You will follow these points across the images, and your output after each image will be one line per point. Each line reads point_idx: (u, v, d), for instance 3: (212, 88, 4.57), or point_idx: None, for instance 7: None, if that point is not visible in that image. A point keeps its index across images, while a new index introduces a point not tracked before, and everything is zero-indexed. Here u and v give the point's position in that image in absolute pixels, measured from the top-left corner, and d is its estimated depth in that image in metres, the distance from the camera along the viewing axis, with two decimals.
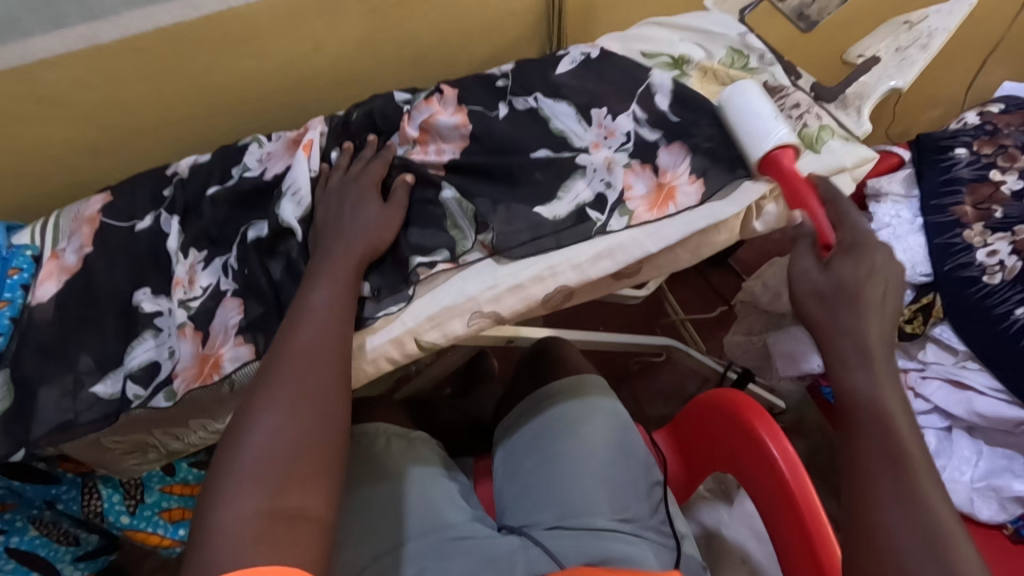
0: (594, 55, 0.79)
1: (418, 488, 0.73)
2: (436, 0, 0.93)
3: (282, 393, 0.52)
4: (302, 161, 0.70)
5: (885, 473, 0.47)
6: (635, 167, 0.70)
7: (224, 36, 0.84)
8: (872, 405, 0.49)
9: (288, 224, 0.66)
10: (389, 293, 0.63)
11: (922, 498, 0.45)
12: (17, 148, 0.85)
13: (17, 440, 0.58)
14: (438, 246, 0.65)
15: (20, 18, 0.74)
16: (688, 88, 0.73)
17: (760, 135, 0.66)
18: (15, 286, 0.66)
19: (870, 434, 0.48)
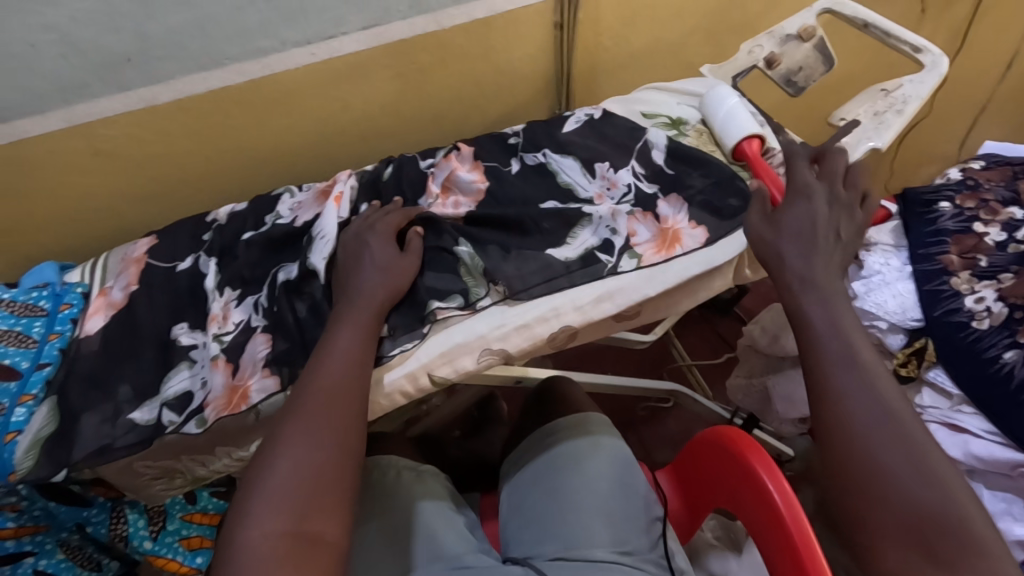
0: (596, 115, 0.88)
1: (424, 519, 0.76)
2: (457, 67, 1.02)
3: (310, 420, 0.57)
4: (332, 211, 0.77)
5: (842, 373, 0.54)
6: (638, 214, 0.76)
7: (265, 97, 0.94)
8: (833, 324, 0.57)
9: (314, 267, 0.72)
10: (405, 331, 0.68)
11: (881, 394, 0.52)
12: (74, 195, 0.94)
13: (59, 461, 0.63)
14: (452, 288, 0.70)
15: (90, 83, 0.84)
16: (683, 146, 0.81)
17: (735, 128, 0.79)
18: (65, 320, 0.73)
19: (825, 337, 0.56)
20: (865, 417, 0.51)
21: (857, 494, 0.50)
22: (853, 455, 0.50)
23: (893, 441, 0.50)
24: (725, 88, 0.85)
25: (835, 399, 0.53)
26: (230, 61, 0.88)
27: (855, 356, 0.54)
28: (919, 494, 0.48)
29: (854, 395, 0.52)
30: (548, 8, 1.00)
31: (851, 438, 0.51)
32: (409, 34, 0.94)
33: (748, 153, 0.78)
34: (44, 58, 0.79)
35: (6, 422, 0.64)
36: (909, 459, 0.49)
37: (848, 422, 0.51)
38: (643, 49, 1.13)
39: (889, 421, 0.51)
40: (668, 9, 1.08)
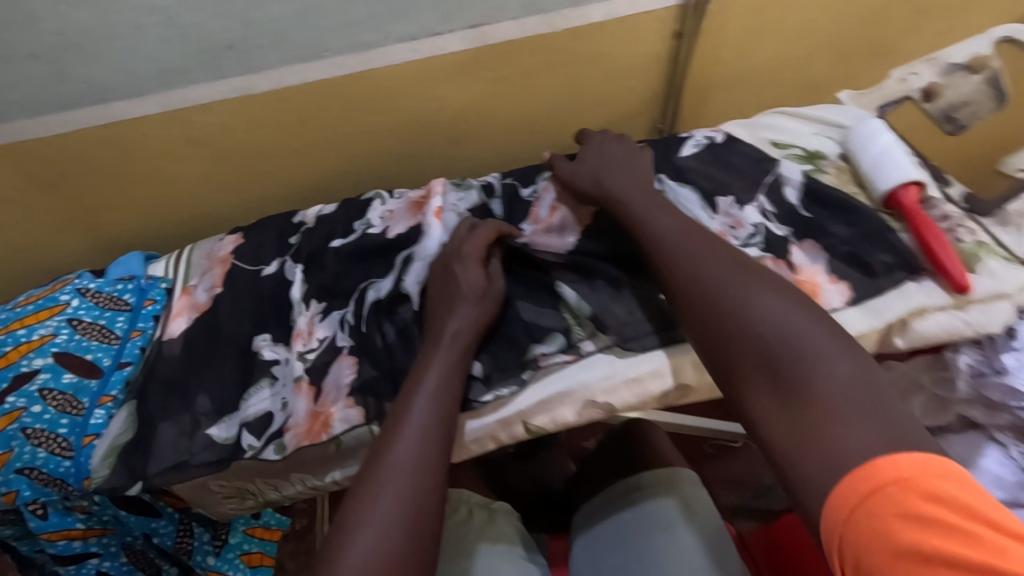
0: (718, 139, 0.79)
1: (490, 565, 0.70)
2: (562, 71, 0.94)
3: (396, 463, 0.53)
4: (438, 231, 0.71)
5: (672, 236, 0.60)
6: (770, 261, 0.67)
7: (362, 92, 0.89)
8: (659, 207, 0.63)
9: (407, 290, 0.67)
10: (500, 375, 0.62)
11: (715, 247, 0.58)
12: (162, 179, 0.93)
13: (134, 472, 0.60)
14: (553, 329, 0.63)
15: (189, 69, 0.80)
16: (822, 184, 0.71)
17: (890, 171, 0.69)
18: (148, 316, 0.72)
19: (665, 226, 0.61)
20: (706, 275, 0.55)
21: (717, 337, 0.52)
22: (710, 317, 0.53)
23: (727, 275, 0.55)
24: (877, 121, 0.74)
25: (677, 270, 0.58)
26: (331, 53, 0.83)
27: (691, 234, 0.60)
28: (777, 329, 0.50)
29: (688, 253, 0.58)
30: (670, 15, 0.91)
31: (697, 287, 0.55)
32: (518, 34, 0.87)
33: (905, 202, 0.67)
34: (148, 41, 0.76)
35: (85, 425, 0.63)
36: (765, 306, 0.51)
37: (690, 274, 0.57)
38: (764, 64, 1.02)
39: (725, 265, 0.56)
40: (801, 23, 0.97)
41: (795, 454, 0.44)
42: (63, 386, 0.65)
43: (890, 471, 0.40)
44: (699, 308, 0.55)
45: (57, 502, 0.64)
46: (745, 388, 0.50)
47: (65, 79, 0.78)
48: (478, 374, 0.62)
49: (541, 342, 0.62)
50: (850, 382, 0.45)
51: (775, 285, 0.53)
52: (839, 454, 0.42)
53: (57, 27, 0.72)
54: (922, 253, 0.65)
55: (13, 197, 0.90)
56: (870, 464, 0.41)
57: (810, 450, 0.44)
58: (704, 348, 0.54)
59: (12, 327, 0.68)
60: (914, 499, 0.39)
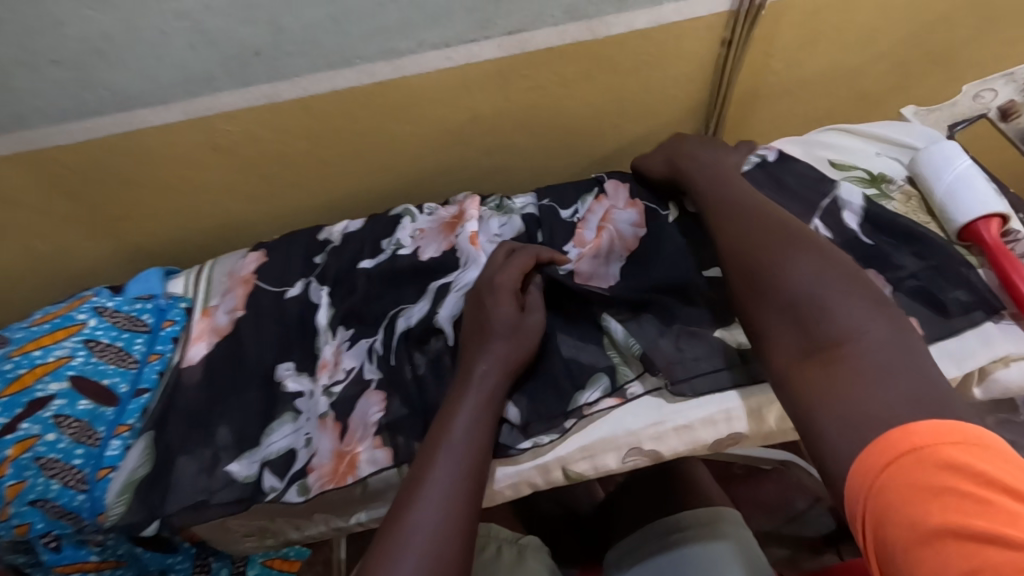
0: (769, 157, 0.73)
1: None
2: (602, 80, 0.89)
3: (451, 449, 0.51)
4: (478, 260, 0.66)
5: (725, 203, 0.60)
6: None
7: (393, 101, 0.84)
8: (718, 179, 0.63)
9: (440, 325, 0.62)
10: (540, 421, 0.57)
11: (764, 213, 0.57)
12: (184, 188, 0.90)
13: (151, 509, 0.57)
14: (600, 368, 0.59)
15: (215, 76, 0.76)
16: (884, 210, 0.66)
17: (967, 200, 0.63)
18: (167, 338, 0.69)
19: (720, 195, 0.61)
20: (750, 240, 0.55)
21: (750, 293, 0.52)
22: (751, 280, 0.53)
23: (768, 237, 0.54)
24: (951, 144, 0.68)
25: (721, 233, 0.58)
26: (362, 61, 0.79)
27: (742, 201, 0.59)
28: (811, 290, 0.48)
29: (732, 217, 0.58)
30: (720, 22, 0.85)
31: (737, 248, 0.55)
32: (558, 42, 0.82)
33: (986, 236, 0.61)
34: (172, 47, 0.72)
35: (100, 457, 0.61)
36: (808, 270, 0.50)
37: (732, 236, 0.56)
38: (816, 74, 0.96)
39: (767, 228, 0.55)
40: (859, 31, 0.90)
41: (817, 413, 0.43)
42: (79, 413, 0.62)
43: (905, 441, 0.37)
44: (738, 272, 0.54)
45: (71, 535, 0.61)
46: (773, 344, 0.49)
47: (86, 86, 0.75)
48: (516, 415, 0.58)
49: (587, 381, 0.58)
50: (877, 344, 0.43)
51: (818, 249, 0.52)
52: (862, 411, 0.40)
53: (79, 32, 0.69)
54: (1004, 294, 0.59)
55: (32, 206, 0.88)
56: (888, 429, 0.38)
57: (827, 403, 0.43)
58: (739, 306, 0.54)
59: (25, 348, 0.65)
60: (930, 470, 0.35)
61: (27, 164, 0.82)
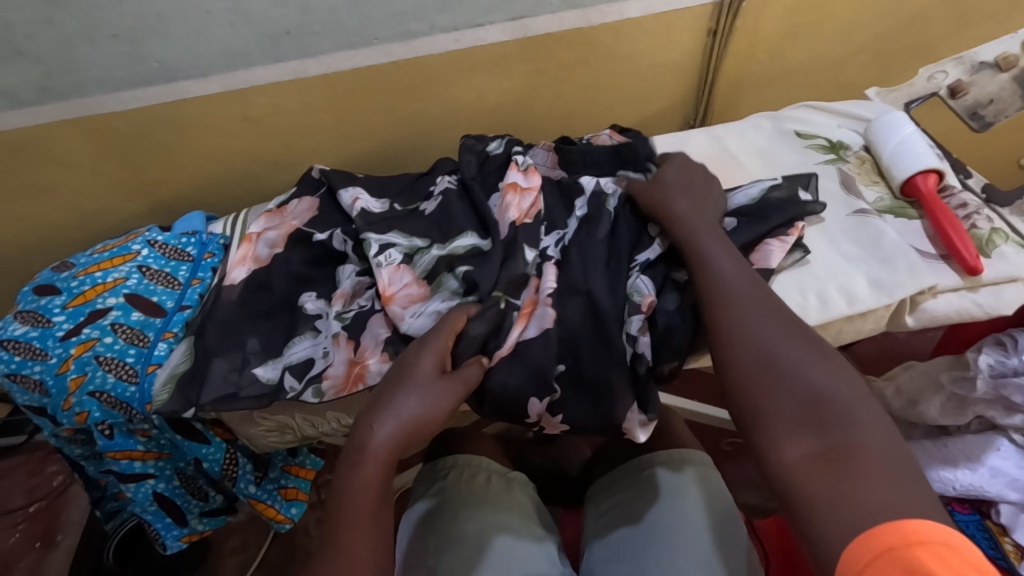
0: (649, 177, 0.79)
1: (495, 530, 0.73)
2: (596, 67, 0.99)
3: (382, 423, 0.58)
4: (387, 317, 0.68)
5: (724, 288, 0.61)
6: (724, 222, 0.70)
7: (408, 79, 0.94)
8: (711, 254, 0.64)
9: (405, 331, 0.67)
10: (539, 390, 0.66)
11: (765, 309, 0.59)
12: (217, 156, 0.97)
13: (188, 399, 0.68)
14: (601, 360, 0.66)
15: (250, 53, 0.85)
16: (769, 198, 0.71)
17: (907, 159, 0.73)
18: (208, 268, 0.80)
19: (726, 267, 0.62)
20: (751, 319, 0.58)
21: (762, 381, 0.55)
22: (745, 337, 0.57)
23: (773, 326, 0.57)
24: (900, 115, 0.78)
25: (727, 313, 0.60)
26: (379, 41, 0.88)
27: (748, 280, 0.62)
28: (815, 390, 0.53)
29: (744, 302, 0.60)
30: (705, 13, 0.95)
31: (743, 330, 0.58)
32: (556, 28, 0.92)
33: (923, 188, 0.72)
34: (216, 25, 0.81)
35: (150, 355, 0.71)
36: (797, 357, 0.55)
37: (738, 319, 0.59)
38: (794, 66, 1.05)
39: (777, 319, 0.58)
40: (832, 25, 1.00)
41: (813, 480, 0.48)
42: (132, 322, 0.73)
43: (900, 533, 0.42)
44: (742, 331, 0.58)
45: (122, 424, 0.71)
46: (775, 437, 0.52)
47: (140, 59, 0.82)
48: (547, 422, 0.68)
49: (553, 396, 0.66)
50: (867, 437, 0.49)
51: (806, 341, 0.56)
52: (854, 493, 0.46)
53: (137, 7, 0.77)
54: (939, 239, 0.69)
55: (79, 173, 0.93)
56: (886, 520, 0.44)
57: (839, 486, 0.47)
58: (743, 392, 0.55)
59: (88, 270, 0.76)
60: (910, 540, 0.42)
61: (78, 131, 0.88)
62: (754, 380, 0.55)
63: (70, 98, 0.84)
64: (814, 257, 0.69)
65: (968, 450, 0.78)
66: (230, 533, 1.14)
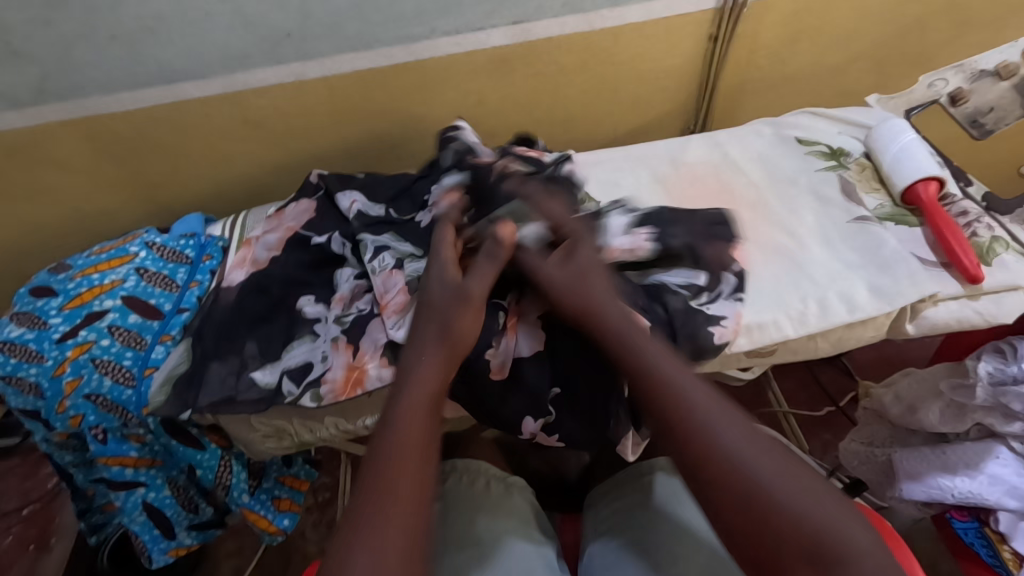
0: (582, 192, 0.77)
1: (495, 535, 0.72)
2: (596, 72, 0.99)
3: (408, 422, 0.56)
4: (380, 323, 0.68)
5: (684, 415, 0.54)
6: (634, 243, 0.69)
7: (409, 82, 0.93)
8: (656, 372, 0.57)
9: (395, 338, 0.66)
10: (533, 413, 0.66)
11: (735, 428, 0.54)
12: (217, 158, 0.96)
13: (186, 402, 0.67)
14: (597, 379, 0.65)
15: (250, 55, 0.85)
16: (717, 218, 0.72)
17: (908, 167, 0.73)
18: (205, 270, 0.80)
19: (683, 386, 0.56)
20: (730, 445, 0.53)
21: (755, 526, 0.50)
22: (732, 479, 0.51)
23: (751, 451, 0.52)
24: (901, 122, 0.78)
25: (701, 443, 0.53)
26: (380, 44, 0.88)
27: (706, 396, 0.56)
28: (812, 523, 0.49)
29: (714, 426, 0.54)
30: (706, 19, 0.95)
31: (723, 464, 0.52)
32: (557, 32, 0.92)
33: (924, 197, 0.72)
34: (216, 27, 0.81)
35: (147, 358, 0.71)
36: (784, 486, 0.51)
37: (715, 450, 0.53)
38: (795, 72, 1.06)
39: (752, 439, 0.53)
40: (833, 32, 1.00)
41: None
42: (129, 324, 0.72)
43: None
44: (722, 463, 0.52)
45: (116, 429, 0.71)
46: None
47: (139, 60, 0.82)
48: (542, 439, 0.69)
49: (548, 418, 0.66)
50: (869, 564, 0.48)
51: (779, 459, 0.53)
52: None
53: (136, 9, 0.76)
54: (939, 247, 0.69)
55: (76, 174, 0.93)
56: None
57: None
58: (740, 538, 0.51)
59: (86, 272, 0.76)
60: None
61: (77, 133, 0.88)
62: (750, 533, 0.50)
63: (69, 99, 0.84)
64: (814, 266, 0.70)
65: (967, 458, 0.77)
66: (226, 537, 1.13)
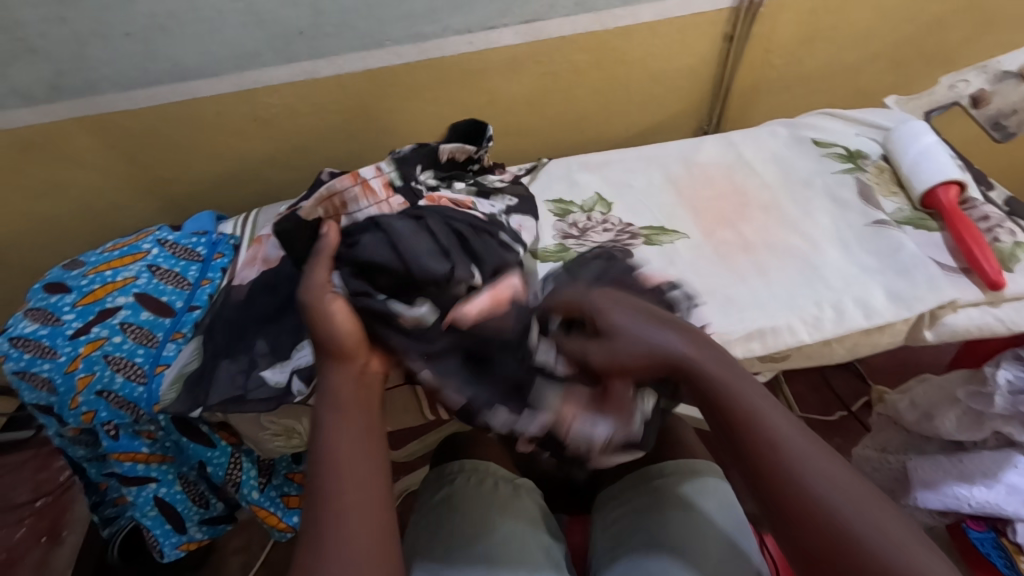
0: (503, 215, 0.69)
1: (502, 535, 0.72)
2: (608, 72, 0.98)
3: (343, 469, 0.50)
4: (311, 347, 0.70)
5: (767, 448, 0.48)
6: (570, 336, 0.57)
7: (420, 80, 0.93)
8: (737, 397, 0.50)
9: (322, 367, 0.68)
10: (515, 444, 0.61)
11: (825, 468, 0.47)
12: (227, 156, 0.96)
13: (196, 400, 0.67)
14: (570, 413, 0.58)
15: (262, 53, 0.85)
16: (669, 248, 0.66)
17: (927, 170, 0.72)
18: (217, 268, 0.80)
19: (768, 415, 0.49)
20: (822, 486, 0.46)
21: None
22: (823, 528, 0.45)
23: (843, 495, 0.46)
24: (921, 124, 0.77)
25: (788, 483, 0.47)
26: (391, 43, 0.87)
27: (792, 425, 0.49)
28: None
29: (804, 467, 0.47)
30: (720, 18, 0.94)
31: (813, 508, 0.46)
32: (570, 31, 0.92)
33: (944, 201, 0.71)
34: (228, 25, 0.81)
35: (158, 355, 0.71)
36: (881, 541, 0.44)
37: (803, 492, 0.46)
38: (811, 72, 1.04)
39: (842, 484, 0.47)
40: (849, 32, 0.99)
41: None
42: (141, 321, 0.73)
43: None
44: (813, 509, 0.46)
45: (128, 425, 0.71)
46: None
47: (152, 58, 0.82)
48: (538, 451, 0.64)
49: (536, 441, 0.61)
50: None
51: (874, 506, 0.46)
52: None
53: (149, 7, 0.77)
54: (959, 252, 0.68)
55: (88, 171, 0.93)
56: None
57: None
58: None
59: (98, 268, 0.76)
60: None
61: (89, 129, 0.88)
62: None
63: (81, 96, 0.84)
64: (830, 270, 0.68)
65: (985, 466, 0.76)
66: (234, 533, 1.14)
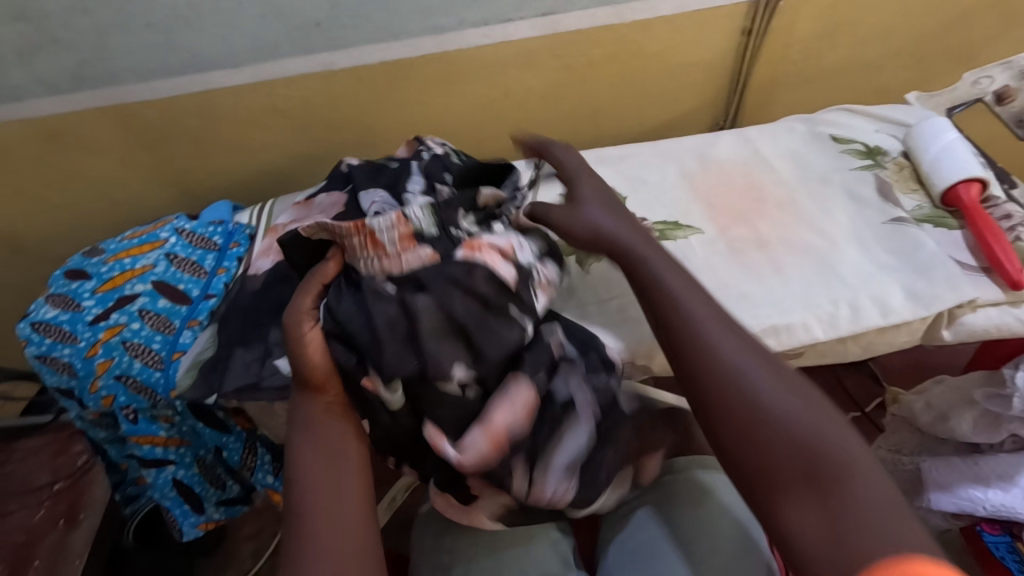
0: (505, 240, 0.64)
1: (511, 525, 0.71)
2: (624, 66, 0.98)
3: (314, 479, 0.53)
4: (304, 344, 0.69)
5: (734, 376, 0.51)
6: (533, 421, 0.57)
7: (436, 73, 0.93)
8: (711, 333, 0.53)
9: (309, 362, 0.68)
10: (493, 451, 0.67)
11: (789, 394, 0.49)
12: (244, 146, 0.97)
13: (210, 387, 0.68)
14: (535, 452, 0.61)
15: (280, 45, 0.85)
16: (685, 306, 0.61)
17: (949, 167, 0.71)
18: (233, 257, 0.81)
19: (740, 352, 0.52)
20: (784, 408, 0.48)
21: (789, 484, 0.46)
22: (777, 441, 0.47)
23: (805, 416, 0.48)
24: (943, 121, 0.76)
25: (749, 403, 0.49)
26: (408, 35, 0.88)
27: (765, 361, 0.52)
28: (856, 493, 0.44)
29: (767, 391, 0.49)
30: (739, 12, 0.93)
31: (769, 429, 0.48)
32: (587, 25, 0.91)
33: (965, 199, 0.70)
34: (247, 17, 0.82)
35: (175, 342, 0.72)
36: (828, 453, 0.46)
37: (764, 413, 0.49)
38: (831, 67, 1.02)
39: (804, 409, 0.49)
40: (871, 27, 0.97)
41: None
42: (159, 309, 0.74)
43: None
44: (770, 425, 0.48)
45: (146, 410, 0.72)
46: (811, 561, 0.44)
47: (172, 49, 0.83)
48: None
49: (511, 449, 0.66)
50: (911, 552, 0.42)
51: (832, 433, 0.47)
52: None
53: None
54: (979, 250, 0.67)
55: (107, 160, 0.95)
56: None
57: None
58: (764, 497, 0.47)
59: (119, 256, 0.78)
60: None
61: (110, 119, 0.89)
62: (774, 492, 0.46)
63: (103, 86, 0.85)
64: (846, 267, 0.68)
65: (1002, 468, 0.74)
66: (246, 520, 1.15)
